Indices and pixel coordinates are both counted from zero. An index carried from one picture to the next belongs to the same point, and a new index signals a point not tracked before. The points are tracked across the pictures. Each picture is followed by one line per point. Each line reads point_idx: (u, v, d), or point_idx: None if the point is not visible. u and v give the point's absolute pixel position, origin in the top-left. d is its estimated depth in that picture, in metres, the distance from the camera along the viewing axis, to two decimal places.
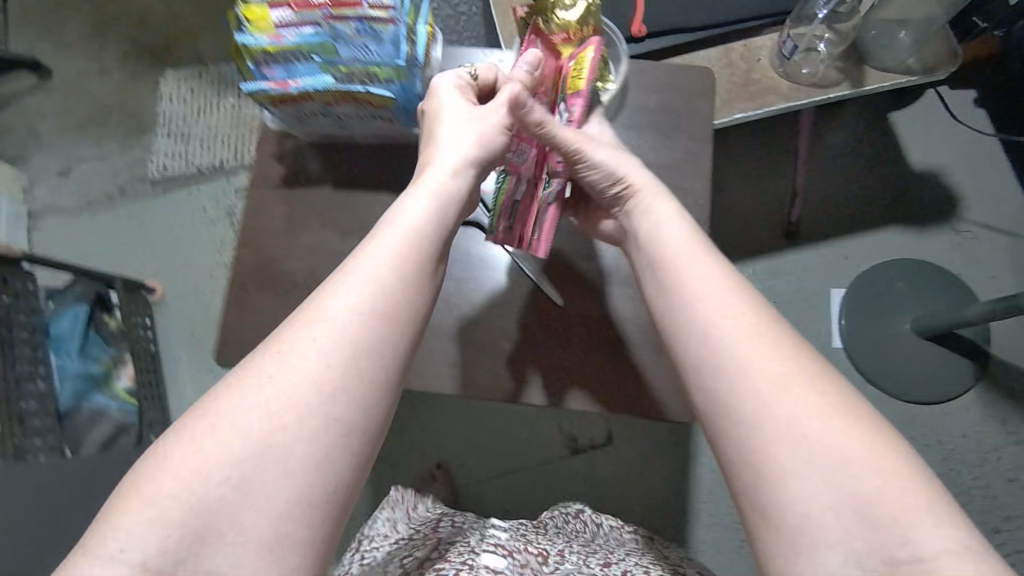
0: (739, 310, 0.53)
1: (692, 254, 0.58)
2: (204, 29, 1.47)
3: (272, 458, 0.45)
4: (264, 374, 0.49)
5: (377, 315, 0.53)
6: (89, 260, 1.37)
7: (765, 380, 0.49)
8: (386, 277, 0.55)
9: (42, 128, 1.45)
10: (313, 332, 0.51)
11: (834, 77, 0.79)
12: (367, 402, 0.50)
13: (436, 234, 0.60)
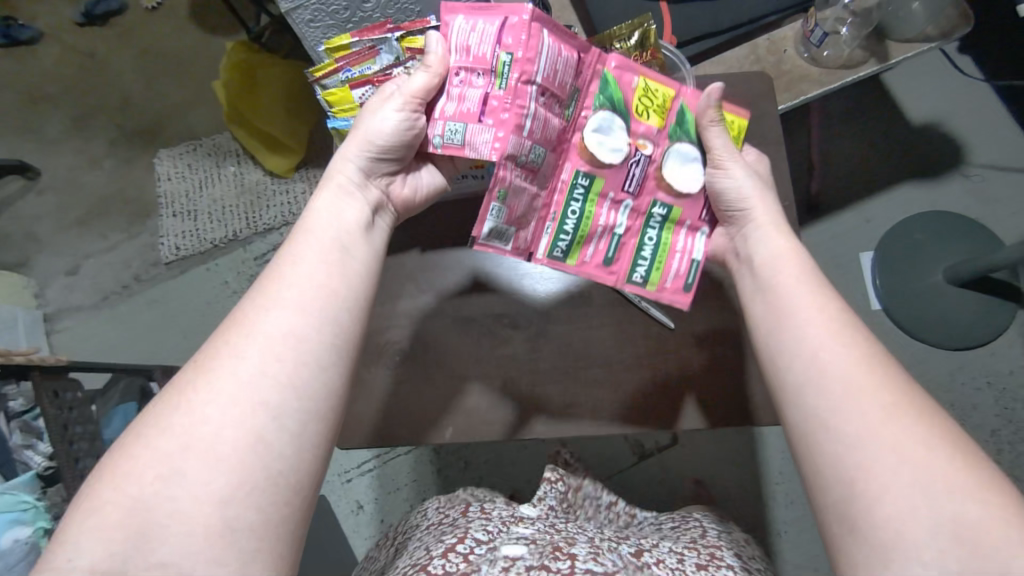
0: (853, 342, 0.51)
1: (807, 287, 0.55)
2: (190, 102, 1.45)
3: (203, 452, 0.45)
4: (191, 379, 0.48)
5: (304, 309, 0.52)
6: (117, 355, 1.33)
7: (875, 408, 0.47)
8: (314, 270, 0.54)
9: (41, 229, 1.41)
10: (241, 333, 0.50)
11: (860, 56, 0.81)
12: (304, 398, 0.49)
13: (342, 219, 0.58)
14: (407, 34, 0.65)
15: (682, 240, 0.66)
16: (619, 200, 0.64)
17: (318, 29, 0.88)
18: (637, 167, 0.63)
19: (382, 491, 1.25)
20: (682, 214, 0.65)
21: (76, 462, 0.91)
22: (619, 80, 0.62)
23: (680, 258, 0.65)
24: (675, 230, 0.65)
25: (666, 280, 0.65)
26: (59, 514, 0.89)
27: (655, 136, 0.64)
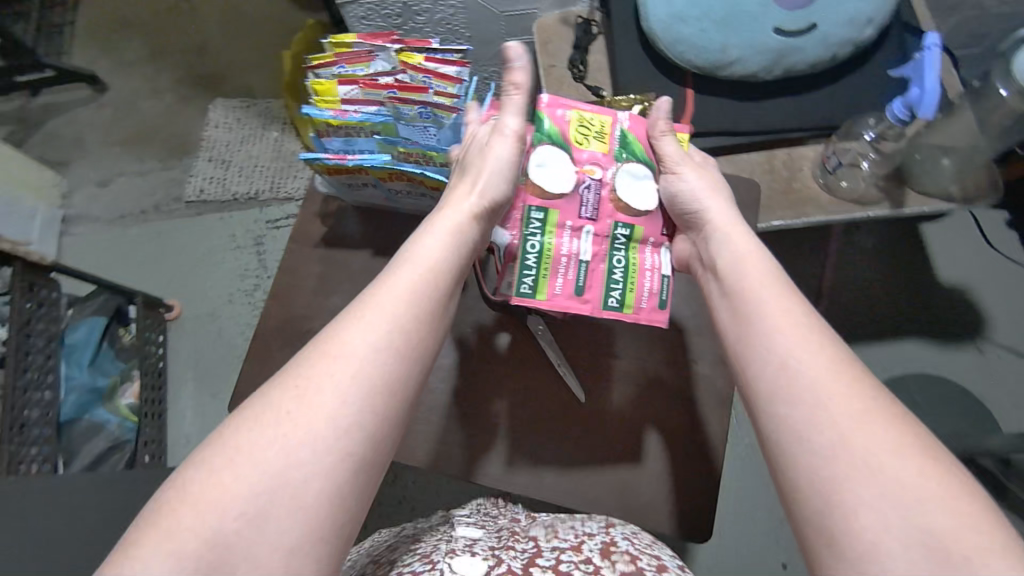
0: (817, 345, 0.46)
1: (774, 285, 0.51)
2: (259, 63, 1.52)
3: (289, 496, 0.40)
4: (285, 409, 0.43)
5: (397, 346, 0.47)
6: (113, 273, 1.39)
7: (850, 425, 0.42)
8: (407, 298, 0.49)
9: (89, 138, 1.49)
10: (332, 363, 0.45)
11: (874, 196, 0.79)
12: (383, 431, 0.45)
13: (456, 259, 0.53)
14: (406, 48, 0.63)
15: (649, 258, 0.61)
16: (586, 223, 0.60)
17: (368, 27, 0.93)
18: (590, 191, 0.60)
19: None
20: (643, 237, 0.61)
21: (24, 356, 0.94)
22: (550, 115, 0.61)
23: (651, 275, 0.61)
24: (637, 250, 0.61)
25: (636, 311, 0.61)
26: None
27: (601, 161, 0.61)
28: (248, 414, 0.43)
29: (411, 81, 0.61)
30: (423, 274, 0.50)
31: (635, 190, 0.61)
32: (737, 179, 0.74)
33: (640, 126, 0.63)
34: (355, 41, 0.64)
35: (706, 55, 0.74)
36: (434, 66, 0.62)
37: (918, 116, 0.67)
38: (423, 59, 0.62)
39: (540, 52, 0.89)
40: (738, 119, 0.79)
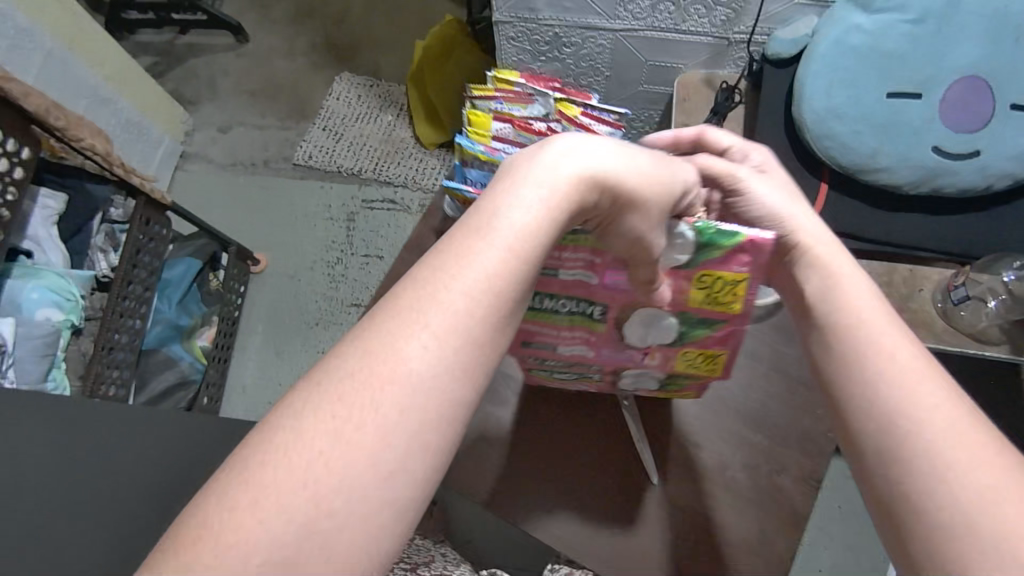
0: (929, 394, 0.38)
1: (875, 318, 0.42)
2: (391, 48, 1.57)
3: (319, 552, 0.29)
4: (321, 438, 0.31)
5: (467, 365, 0.34)
6: (213, 214, 1.46)
7: (974, 485, 0.35)
8: (484, 286, 0.35)
9: (221, 84, 1.58)
10: (385, 386, 0.32)
11: (996, 336, 0.73)
12: (441, 462, 0.33)
13: (552, 237, 0.38)
14: (565, 100, 0.64)
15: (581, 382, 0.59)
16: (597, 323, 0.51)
17: (513, 48, 0.93)
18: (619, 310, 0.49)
19: None
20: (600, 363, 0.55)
21: (127, 284, 1.00)
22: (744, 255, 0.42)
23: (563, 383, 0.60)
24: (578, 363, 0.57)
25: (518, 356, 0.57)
26: (90, 317, 0.97)
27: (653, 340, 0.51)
28: (270, 437, 0.31)
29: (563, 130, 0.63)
30: (515, 276, 0.36)
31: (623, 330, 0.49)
32: None
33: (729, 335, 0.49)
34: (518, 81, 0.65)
35: (853, 155, 0.71)
36: (588, 122, 0.64)
37: None
38: (579, 113, 0.63)
39: (676, 109, 0.90)
40: (869, 224, 0.76)
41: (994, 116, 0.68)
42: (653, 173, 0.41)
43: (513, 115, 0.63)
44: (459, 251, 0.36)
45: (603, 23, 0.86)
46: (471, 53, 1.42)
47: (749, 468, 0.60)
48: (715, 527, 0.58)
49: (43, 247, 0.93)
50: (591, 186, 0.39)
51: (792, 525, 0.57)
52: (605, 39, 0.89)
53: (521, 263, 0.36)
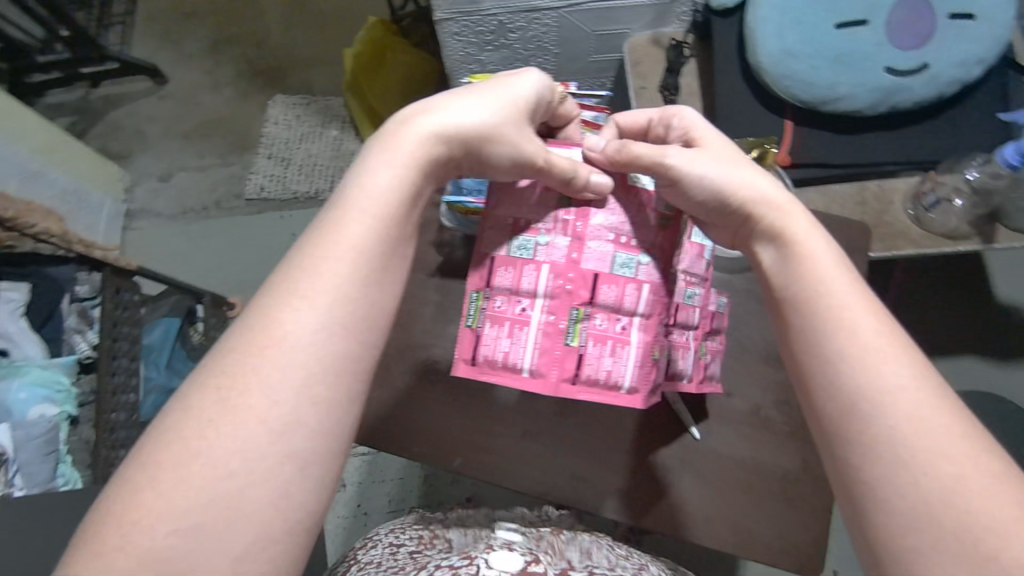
0: (893, 378, 0.36)
1: (839, 291, 0.40)
2: (320, 61, 1.51)
3: (226, 512, 0.33)
4: (206, 415, 0.34)
5: (346, 321, 0.38)
6: (174, 267, 1.41)
7: (936, 475, 0.33)
8: (351, 255, 0.39)
9: (150, 132, 1.50)
10: (266, 354, 0.36)
11: (965, 230, 0.80)
12: (339, 415, 0.37)
13: (413, 195, 0.44)
14: None
15: (592, 350, 0.56)
16: (540, 245, 0.57)
17: (459, 43, 0.93)
18: (521, 236, 0.58)
19: (367, 478, 1.21)
20: (560, 313, 0.57)
21: (114, 360, 0.96)
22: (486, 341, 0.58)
23: (611, 360, 0.56)
24: (587, 319, 0.56)
25: (649, 270, 0.56)
26: (85, 402, 0.94)
27: (510, 302, 0.58)
28: (179, 408, 0.35)
29: None
30: (385, 225, 0.41)
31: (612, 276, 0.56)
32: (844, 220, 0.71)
33: (595, 364, 0.56)
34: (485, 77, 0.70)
35: (815, 91, 0.75)
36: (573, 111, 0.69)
37: None
38: None
39: (631, 74, 0.90)
40: (840, 151, 0.80)
41: (936, 32, 0.73)
42: (501, 105, 0.49)
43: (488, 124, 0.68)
44: (330, 220, 0.41)
45: (546, 3, 0.85)
46: (403, 53, 1.36)
47: (781, 403, 0.64)
48: (762, 465, 0.63)
49: (18, 340, 0.92)
50: (440, 139, 0.46)
51: None
52: (550, 18, 0.88)
53: (394, 218, 0.42)
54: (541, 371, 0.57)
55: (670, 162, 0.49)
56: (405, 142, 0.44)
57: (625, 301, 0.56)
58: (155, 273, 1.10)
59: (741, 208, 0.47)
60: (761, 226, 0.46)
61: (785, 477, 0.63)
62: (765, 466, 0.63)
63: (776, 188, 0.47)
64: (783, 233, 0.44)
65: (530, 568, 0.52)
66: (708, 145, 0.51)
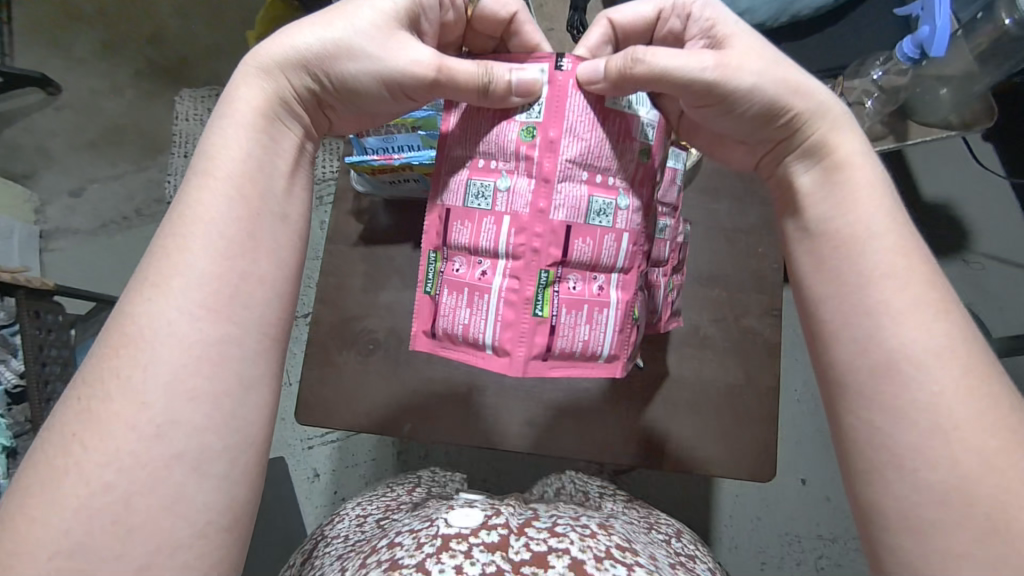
0: (921, 324, 0.40)
1: (889, 237, 0.44)
2: (224, 47, 1.43)
3: (110, 526, 0.37)
4: (72, 430, 0.38)
5: (206, 301, 0.42)
6: (104, 285, 1.35)
7: (954, 415, 0.38)
8: (208, 238, 0.43)
9: (53, 147, 1.40)
10: (124, 356, 0.40)
11: (879, 132, 0.81)
12: (222, 404, 0.41)
13: (260, 155, 0.47)
14: None
15: (566, 317, 0.55)
16: (500, 192, 0.54)
17: None
18: (479, 181, 0.55)
19: (340, 464, 1.20)
20: (525, 277, 0.54)
21: (45, 387, 0.91)
22: (451, 314, 0.57)
23: (586, 327, 0.56)
24: (558, 283, 0.55)
25: (625, 218, 0.55)
26: (20, 433, 0.90)
27: (470, 265, 0.57)
28: (56, 427, 0.39)
29: None
30: (233, 186, 0.45)
31: (581, 231, 0.54)
32: None
33: (568, 332, 0.56)
34: None
35: None
36: None
37: (928, 55, 0.70)
38: None
39: (537, 16, 0.87)
40: None
41: None
42: (350, 32, 0.50)
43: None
44: (182, 197, 0.45)
45: None
46: None
47: (718, 320, 0.70)
48: (707, 383, 0.69)
49: None
50: (276, 87, 0.50)
51: (767, 356, 0.69)
52: None
53: (246, 175, 0.46)
54: (504, 346, 0.56)
55: (717, 70, 0.48)
56: (251, 82, 0.49)
57: (591, 260, 0.55)
58: (74, 288, 1.02)
59: (794, 125, 0.49)
60: (810, 143, 0.49)
61: (731, 389, 0.68)
62: (710, 384, 0.69)
63: (829, 103, 0.49)
64: (830, 159, 0.48)
65: (492, 521, 0.51)
66: (743, 46, 0.49)
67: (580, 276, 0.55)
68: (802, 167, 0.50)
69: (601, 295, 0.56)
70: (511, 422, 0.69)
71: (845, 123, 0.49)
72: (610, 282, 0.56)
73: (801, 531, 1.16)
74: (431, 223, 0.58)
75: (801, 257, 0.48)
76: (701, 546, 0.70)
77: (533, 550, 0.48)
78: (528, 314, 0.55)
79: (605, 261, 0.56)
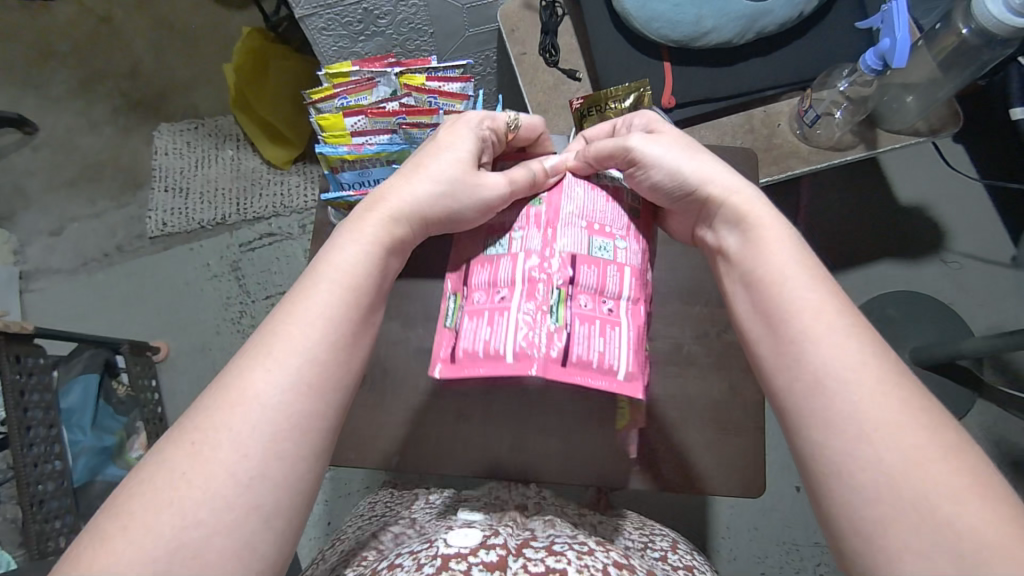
0: (836, 344, 0.41)
1: (797, 273, 0.45)
2: (200, 80, 1.43)
3: (189, 561, 0.36)
4: (178, 469, 0.38)
5: (312, 380, 0.42)
6: (88, 323, 1.34)
7: (871, 420, 0.38)
8: (319, 328, 0.44)
9: (30, 186, 1.39)
10: (236, 411, 0.39)
11: (850, 141, 0.83)
12: (302, 468, 0.40)
13: (379, 270, 0.49)
14: (408, 72, 0.81)
15: (579, 329, 0.53)
16: (513, 239, 0.58)
17: (329, 38, 0.89)
18: (496, 238, 0.59)
19: (334, 495, 1.18)
20: (541, 292, 0.54)
21: (28, 432, 0.90)
22: (468, 336, 0.55)
23: (602, 341, 0.54)
24: (569, 300, 0.54)
25: (625, 255, 0.57)
26: (3, 481, 0.92)
27: (487, 295, 0.56)
28: (147, 469, 0.38)
29: (417, 100, 0.81)
30: (352, 293, 0.46)
31: (588, 257, 0.55)
32: (731, 150, 0.78)
33: (584, 345, 0.53)
34: (354, 71, 0.82)
35: (681, 28, 0.80)
36: (438, 85, 0.81)
37: (891, 67, 0.71)
38: (426, 80, 0.81)
39: (509, 41, 0.88)
40: (719, 85, 0.84)
41: None
42: (447, 177, 0.54)
43: (363, 105, 0.80)
44: (303, 288, 0.45)
45: None
46: (288, 58, 1.30)
47: (700, 337, 0.71)
48: (692, 398, 0.70)
49: None
50: (396, 225, 0.51)
51: (749, 369, 0.70)
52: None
53: (363, 285, 0.47)
54: (520, 356, 0.52)
55: (632, 148, 0.55)
56: (371, 221, 0.50)
57: (602, 280, 0.55)
58: (55, 330, 1.00)
59: (703, 194, 0.53)
60: (725, 210, 0.51)
61: (715, 404, 0.69)
62: (695, 400, 0.69)
63: (734, 177, 0.52)
64: (745, 220, 0.50)
65: (490, 541, 0.51)
66: (667, 134, 0.57)
67: (591, 295, 0.55)
68: (725, 226, 0.52)
69: (613, 316, 0.55)
70: (504, 447, 0.69)
71: (752, 193, 0.51)
72: (620, 306, 0.55)
73: (799, 539, 1.15)
74: (452, 275, 0.60)
75: (735, 298, 0.49)
76: (699, 557, 0.70)
77: (531, 571, 0.47)
78: (542, 326, 0.53)
79: (613, 282, 0.56)
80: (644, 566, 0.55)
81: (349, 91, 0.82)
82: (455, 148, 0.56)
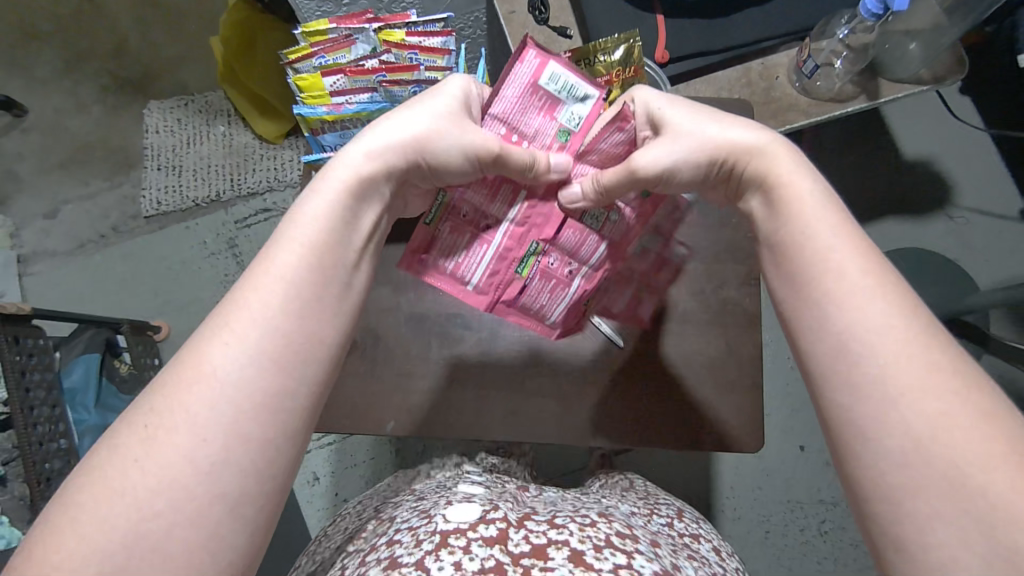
0: (862, 302, 0.39)
1: (818, 221, 0.44)
2: (188, 55, 1.41)
3: (150, 553, 0.34)
4: (132, 456, 0.36)
5: (273, 354, 0.40)
6: (88, 305, 1.34)
7: (900, 400, 0.36)
8: (282, 302, 0.41)
9: (23, 169, 1.38)
10: (193, 391, 0.38)
11: (850, 91, 0.81)
12: (271, 451, 0.39)
13: (343, 233, 0.47)
14: (385, 27, 0.77)
15: (536, 282, 0.65)
16: None
17: (312, 3, 0.87)
18: None
19: (339, 466, 1.19)
20: (521, 242, 0.63)
21: (31, 411, 0.91)
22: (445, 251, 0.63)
23: (548, 296, 0.66)
24: (541, 255, 0.64)
25: (611, 227, 0.63)
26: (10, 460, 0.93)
27: (476, 213, 0.62)
28: (105, 448, 0.37)
29: (397, 58, 0.77)
30: (315, 255, 0.44)
31: (573, 224, 0.62)
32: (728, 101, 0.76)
33: (530, 289, 0.66)
34: (330, 28, 0.79)
35: None
36: (418, 40, 0.77)
37: (892, 9, 0.68)
38: (405, 35, 0.77)
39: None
40: (712, 40, 0.82)
41: None
42: (428, 125, 0.52)
43: (342, 64, 0.78)
44: (265, 255, 0.44)
45: None
46: (276, 33, 1.28)
47: (696, 295, 0.71)
48: (689, 357, 0.69)
49: None
50: (360, 179, 0.49)
51: (744, 327, 0.69)
52: None
53: (328, 245, 0.45)
54: (484, 288, 0.65)
55: (641, 168, 0.53)
56: (334, 182, 0.48)
57: (573, 245, 0.64)
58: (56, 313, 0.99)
59: (731, 159, 0.51)
60: (753, 172, 0.49)
61: (712, 362, 0.69)
62: (691, 358, 0.69)
63: (760, 135, 0.50)
64: (770, 181, 0.48)
65: (490, 516, 0.49)
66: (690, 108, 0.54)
67: (559, 255, 0.64)
68: (755, 188, 0.50)
69: (571, 277, 0.65)
70: (501, 412, 0.69)
71: (782, 150, 0.49)
72: (579, 266, 0.65)
73: (803, 497, 1.16)
74: None
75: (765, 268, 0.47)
76: (704, 526, 0.69)
77: (533, 543, 0.46)
78: (503, 271, 0.64)
79: (585, 251, 0.64)
80: (646, 535, 0.54)
81: (327, 52, 0.80)
82: (438, 94, 0.54)
